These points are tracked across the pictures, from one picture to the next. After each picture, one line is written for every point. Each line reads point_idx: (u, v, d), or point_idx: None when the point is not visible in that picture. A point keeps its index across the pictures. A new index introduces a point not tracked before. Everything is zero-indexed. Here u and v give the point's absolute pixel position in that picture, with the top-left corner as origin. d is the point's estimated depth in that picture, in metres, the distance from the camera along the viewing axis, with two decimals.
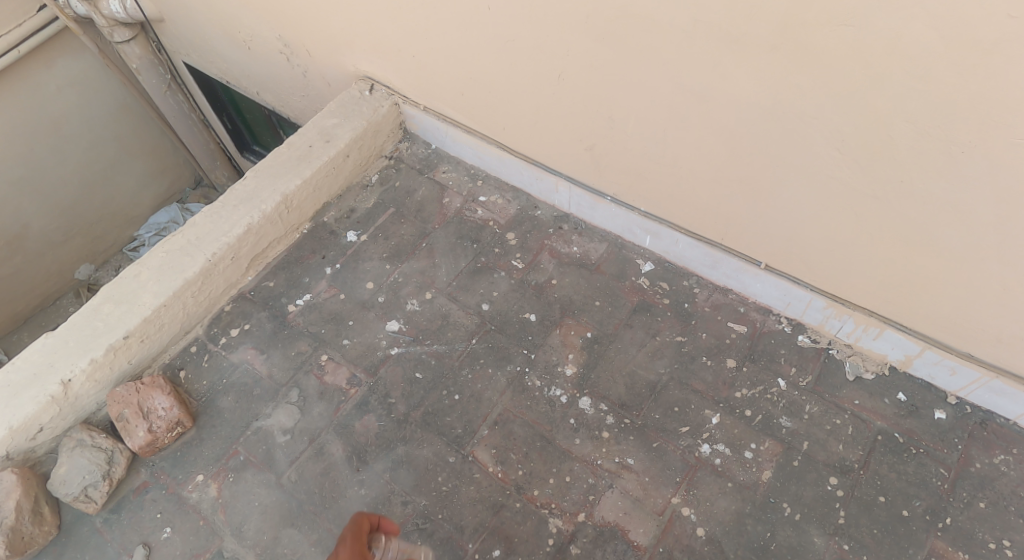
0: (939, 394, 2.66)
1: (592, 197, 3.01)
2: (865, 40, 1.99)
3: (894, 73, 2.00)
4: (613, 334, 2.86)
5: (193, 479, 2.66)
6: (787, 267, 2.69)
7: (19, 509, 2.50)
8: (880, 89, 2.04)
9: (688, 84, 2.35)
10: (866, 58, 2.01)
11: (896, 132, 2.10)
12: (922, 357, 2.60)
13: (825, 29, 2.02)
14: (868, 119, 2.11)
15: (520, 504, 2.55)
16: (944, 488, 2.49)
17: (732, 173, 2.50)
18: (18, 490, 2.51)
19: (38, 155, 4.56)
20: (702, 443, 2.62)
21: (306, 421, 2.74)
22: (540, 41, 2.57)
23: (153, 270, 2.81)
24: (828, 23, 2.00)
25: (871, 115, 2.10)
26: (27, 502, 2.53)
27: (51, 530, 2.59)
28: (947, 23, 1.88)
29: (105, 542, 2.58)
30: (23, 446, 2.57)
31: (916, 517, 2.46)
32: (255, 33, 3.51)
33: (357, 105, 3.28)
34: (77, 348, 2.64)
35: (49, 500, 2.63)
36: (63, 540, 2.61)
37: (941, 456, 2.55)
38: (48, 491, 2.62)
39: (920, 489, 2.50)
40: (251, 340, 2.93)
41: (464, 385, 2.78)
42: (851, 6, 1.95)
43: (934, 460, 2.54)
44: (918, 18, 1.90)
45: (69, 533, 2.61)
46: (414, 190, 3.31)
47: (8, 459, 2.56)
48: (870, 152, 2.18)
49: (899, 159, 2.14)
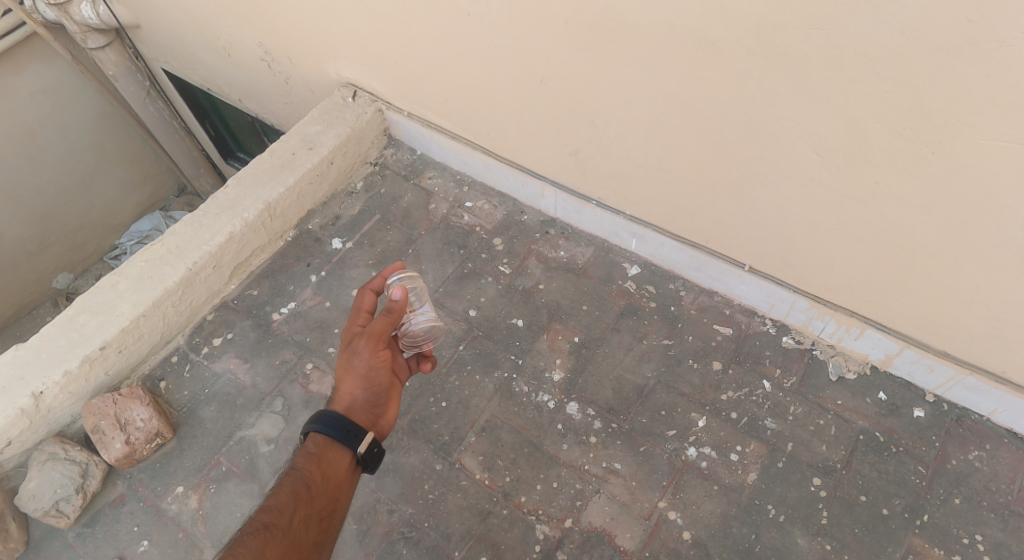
0: (918, 392, 2.66)
1: (577, 202, 3.01)
2: (834, 42, 1.99)
3: (863, 75, 2.01)
4: (600, 338, 2.86)
5: (173, 490, 2.64)
6: (771, 269, 2.68)
7: None
8: (854, 89, 2.04)
9: (667, 87, 2.34)
10: (835, 60, 2.02)
11: (871, 134, 2.10)
12: (902, 356, 2.60)
13: (796, 31, 2.02)
14: (840, 123, 2.12)
15: (507, 512, 2.54)
16: (922, 485, 2.49)
17: (713, 176, 2.50)
18: None
19: (14, 164, 4.54)
20: (689, 446, 2.61)
21: (289, 430, 2.72)
22: (519, 47, 2.57)
23: (132, 281, 2.78)
24: (799, 27, 2.01)
25: (843, 118, 2.11)
26: None
27: (18, 547, 2.57)
28: (911, 25, 1.88)
29: (79, 555, 2.57)
30: None
31: (896, 514, 2.45)
32: (237, 40, 3.50)
33: (339, 112, 3.26)
34: (50, 360, 2.62)
35: (16, 515, 2.60)
36: (34, 553, 2.59)
37: (920, 453, 2.54)
38: (17, 507, 2.59)
39: (900, 487, 2.50)
40: (234, 349, 2.91)
41: (451, 392, 2.77)
42: (819, 8, 1.96)
43: (913, 457, 2.54)
44: (888, 21, 1.90)
45: (39, 546, 2.60)
46: (400, 196, 3.30)
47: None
48: (845, 152, 2.17)
49: (872, 161, 2.14)
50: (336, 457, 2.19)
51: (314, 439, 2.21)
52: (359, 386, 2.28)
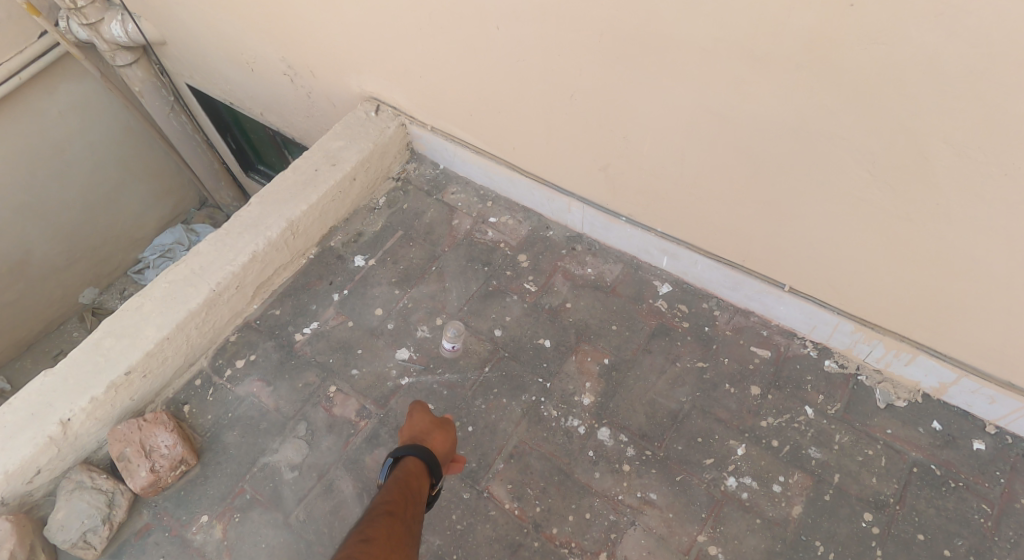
0: (979, 424, 2.53)
1: (605, 217, 2.90)
2: (896, 58, 1.89)
3: (927, 92, 1.90)
4: (630, 360, 2.75)
5: (198, 520, 2.56)
6: (813, 290, 2.57)
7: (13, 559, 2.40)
8: (917, 108, 1.94)
9: (708, 102, 2.24)
10: (898, 76, 1.92)
11: (932, 153, 1.99)
12: (959, 385, 2.48)
13: (854, 45, 1.92)
14: (899, 142, 2.02)
15: (538, 544, 2.43)
16: (989, 526, 2.36)
17: (755, 195, 2.39)
18: (12, 538, 2.42)
19: (42, 181, 4.50)
20: (728, 476, 2.50)
21: (314, 456, 2.64)
22: (552, 62, 2.48)
23: (155, 302, 2.71)
24: (857, 41, 1.91)
25: (903, 137, 2.00)
26: (23, 552, 2.43)
27: None
28: (987, 42, 1.78)
29: None
30: (21, 489, 2.47)
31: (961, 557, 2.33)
32: (259, 54, 3.44)
33: (362, 127, 3.19)
34: (77, 386, 2.54)
35: (47, 546, 2.52)
36: None
37: (983, 490, 2.41)
38: (46, 538, 2.51)
39: (963, 527, 2.37)
40: (257, 372, 2.83)
41: (477, 416, 2.67)
42: (881, 22, 1.86)
43: (976, 494, 2.41)
44: (960, 34, 1.80)
45: None
46: (423, 212, 3.22)
47: (3, 505, 2.46)
48: (903, 172, 2.07)
49: (934, 182, 2.04)
50: (424, 488, 2.18)
51: (404, 465, 2.20)
52: (447, 439, 2.36)
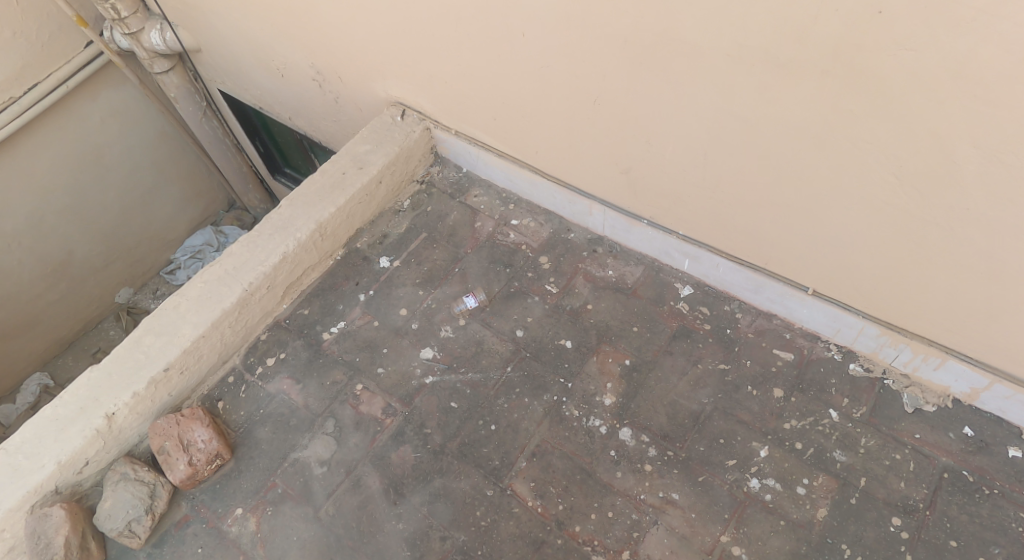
0: (1012, 430, 2.54)
1: (628, 220, 2.94)
2: (926, 64, 1.92)
3: (957, 98, 1.93)
4: (652, 362, 2.79)
5: (233, 512, 2.62)
6: (837, 294, 2.59)
7: (68, 545, 2.45)
8: (947, 114, 1.97)
9: (732, 109, 2.28)
10: (928, 82, 1.94)
11: (961, 157, 2.01)
12: (990, 390, 2.50)
13: (882, 53, 1.95)
14: (929, 147, 2.04)
15: (561, 541, 2.47)
16: None
17: (780, 199, 2.42)
18: (66, 526, 2.47)
19: (82, 184, 4.60)
20: (751, 477, 2.53)
21: (342, 453, 2.69)
22: (577, 69, 2.53)
23: (192, 302, 2.78)
24: (886, 47, 1.94)
25: (933, 143, 2.03)
26: (74, 539, 2.48)
27: None
28: (1019, 49, 1.80)
29: None
30: (71, 480, 2.54)
31: None
32: (287, 60, 3.51)
33: (388, 131, 3.24)
34: (121, 382, 2.61)
35: (96, 535, 2.59)
36: None
37: (1021, 498, 2.43)
38: (95, 526, 2.58)
39: (998, 534, 2.38)
40: (287, 370, 2.89)
41: (500, 415, 2.72)
42: (911, 29, 1.89)
43: (1014, 502, 2.42)
44: (989, 41, 1.82)
45: None
46: (446, 214, 3.27)
47: (56, 494, 2.52)
48: (931, 179, 2.09)
49: (965, 187, 2.06)
50: None
51: None
52: None
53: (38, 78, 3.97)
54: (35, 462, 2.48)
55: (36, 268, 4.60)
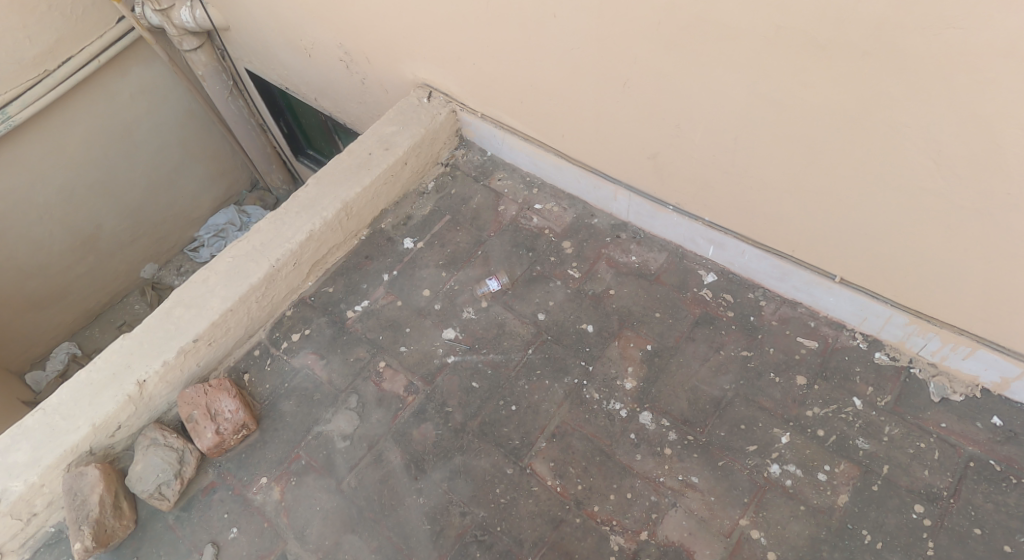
0: None
1: (653, 206, 2.94)
2: (972, 44, 1.91)
3: (1003, 79, 1.91)
4: (674, 347, 2.79)
5: (258, 481, 2.66)
6: (866, 282, 2.58)
7: (102, 503, 2.51)
8: (992, 95, 1.95)
9: (765, 92, 2.27)
10: (974, 62, 1.93)
11: (1005, 141, 2.00)
12: (1020, 379, 2.47)
13: (929, 32, 1.94)
14: (970, 129, 2.03)
15: (580, 520, 2.49)
16: None
17: (810, 185, 2.41)
18: (100, 484, 2.52)
19: (112, 160, 4.66)
20: (772, 463, 2.53)
21: (364, 428, 2.72)
22: (608, 52, 2.52)
23: (220, 275, 2.81)
24: (931, 27, 1.93)
25: (975, 125, 2.01)
26: (108, 498, 2.54)
27: (130, 525, 2.60)
28: None
29: (178, 538, 2.59)
30: (103, 443, 2.59)
31: (1018, 551, 2.33)
32: (317, 40, 3.53)
33: (415, 112, 3.25)
34: (152, 350, 2.66)
35: (128, 495, 2.64)
36: (140, 534, 2.62)
37: None
38: (127, 487, 2.62)
39: (1022, 522, 2.37)
40: (311, 345, 2.92)
41: (521, 396, 2.73)
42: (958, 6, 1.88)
43: None
44: None
45: (144, 529, 2.63)
46: (470, 197, 3.28)
47: (90, 454, 2.57)
48: (973, 164, 2.08)
49: (1005, 170, 2.04)
50: None
51: None
52: None
53: (72, 53, 4.04)
54: (70, 424, 2.53)
55: (68, 239, 4.68)
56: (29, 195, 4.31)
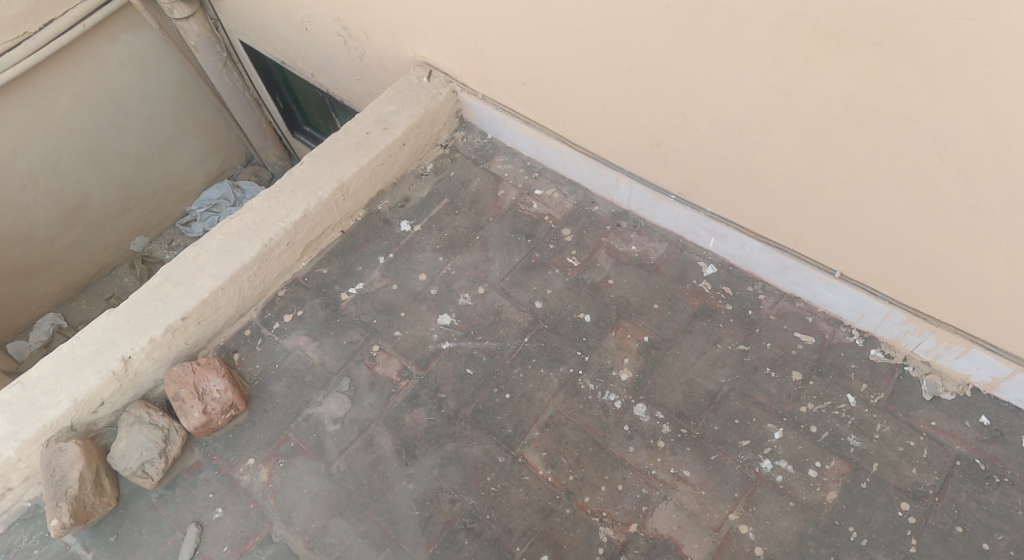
0: None
1: (654, 195, 2.90)
2: (985, 35, 1.86)
3: (1015, 75, 1.87)
4: (670, 340, 2.75)
5: (245, 462, 2.64)
6: (866, 278, 2.55)
7: (82, 480, 2.49)
8: (1003, 91, 1.91)
9: (772, 79, 2.23)
10: (989, 57, 1.88)
11: (1013, 137, 1.96)
12: (1011, 380, 2.45)
13: (942, 23, 1.89)
14: (979, 125, 1.98)
15: (569, 511, 2.47)
16: None
17: (814, 177, 2.37)
18: (80, 461, 2.50)
19: (100, 128, 4.62)
20: (763, 458, 2.50)
21: (355, 411, 2.70)
22: (612, 35, 2.48)
23: (210, 253, 2.78)
24: (943, 19, 1.89)
25: (983, 121, 1.97)
26: (88, 475, 2.52)
27: (110, 502, 2.58)
28: None
29: (161, 517, 2.58)
30: (85, 419, 2.57)
31: (998, 550, 2.32)
32: (316, 14, 3.48)
33: (414, 92, 3.21)
34: (138, 327, 2.63)
35: (110, 472, 2.62)
36: (121, 511, 2.60)
37: None
38: (109, 464, 2.61)
39: (1004, 522, 2.35)
40: (304, 327, 2.89)
41: (515, 384, 2.71)
42: None
43: (1020, 490, 2.39)
44: None
45: (125, 505, 2.61)
46: (469, 180, 3.24)
47: (71, 430, 2.55)
48: (979, 161, 2.04)
49: (1011, 168, 2.00)
50: None
51: None
52: None
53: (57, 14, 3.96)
54: (50, 399, 2.51)
55: (52, 209, 4.65)
56: (12, 162, 4.26)
